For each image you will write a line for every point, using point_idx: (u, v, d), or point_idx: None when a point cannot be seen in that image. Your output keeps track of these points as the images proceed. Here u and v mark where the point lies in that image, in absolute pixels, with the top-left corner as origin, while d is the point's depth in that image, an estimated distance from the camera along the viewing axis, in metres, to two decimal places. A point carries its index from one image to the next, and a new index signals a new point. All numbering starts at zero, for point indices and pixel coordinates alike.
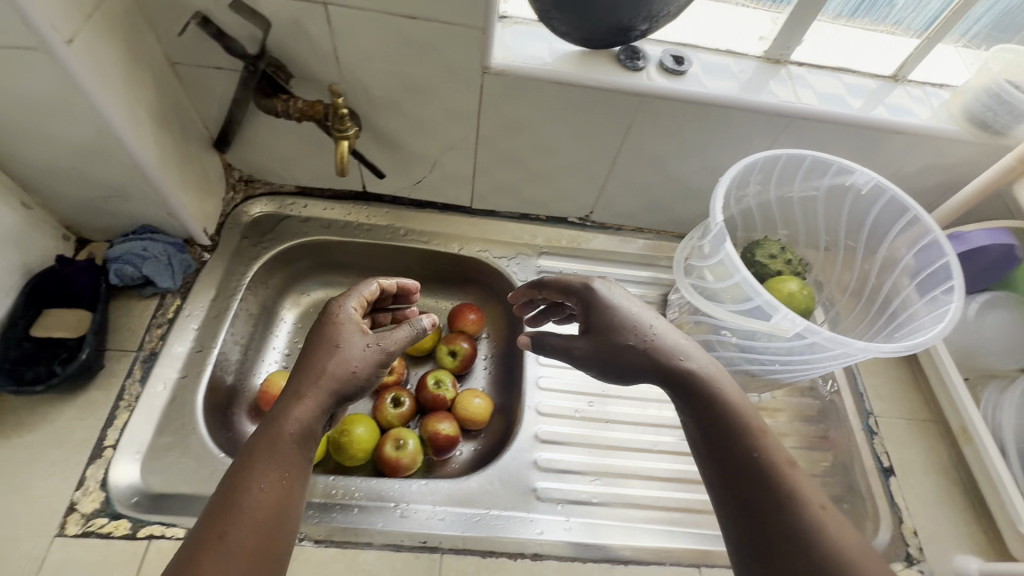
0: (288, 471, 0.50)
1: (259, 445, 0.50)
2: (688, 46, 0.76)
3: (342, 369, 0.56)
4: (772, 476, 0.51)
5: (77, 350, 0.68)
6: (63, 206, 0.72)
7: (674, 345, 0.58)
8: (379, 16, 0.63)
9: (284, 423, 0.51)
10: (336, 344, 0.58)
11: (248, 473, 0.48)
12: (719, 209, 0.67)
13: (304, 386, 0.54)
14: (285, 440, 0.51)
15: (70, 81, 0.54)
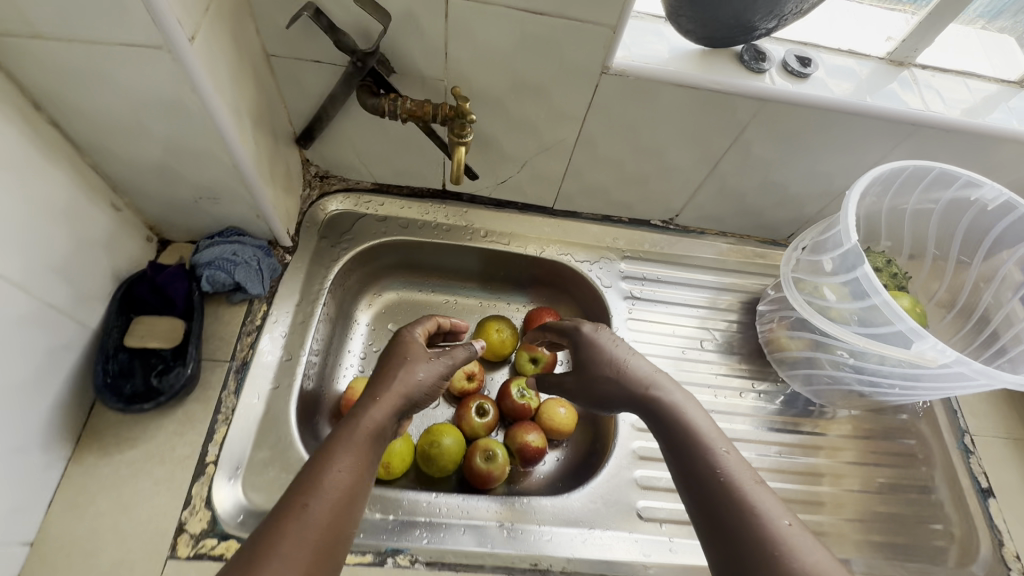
0: (362, 463, 0.51)
1: (338, 436, 0.52)
2: (811, 46, 0.72)
3: (413, 379, 0.59)
4: (740, 495, 0.50)
5: (173, 362, 0.65)
6: (151, 208, 0.68)
7: (646, 375, 0.62)
8: (502, 10, 0.58)
9: (361, 420, 0.54)
10: (410, 358, 0.61)
11: (325, 458, 0.50)
12: (853, 230, 0.66)
13: (384, 388, 0.57)
14: (365, 435, 0.53)
15: (187, 82, 0.50)
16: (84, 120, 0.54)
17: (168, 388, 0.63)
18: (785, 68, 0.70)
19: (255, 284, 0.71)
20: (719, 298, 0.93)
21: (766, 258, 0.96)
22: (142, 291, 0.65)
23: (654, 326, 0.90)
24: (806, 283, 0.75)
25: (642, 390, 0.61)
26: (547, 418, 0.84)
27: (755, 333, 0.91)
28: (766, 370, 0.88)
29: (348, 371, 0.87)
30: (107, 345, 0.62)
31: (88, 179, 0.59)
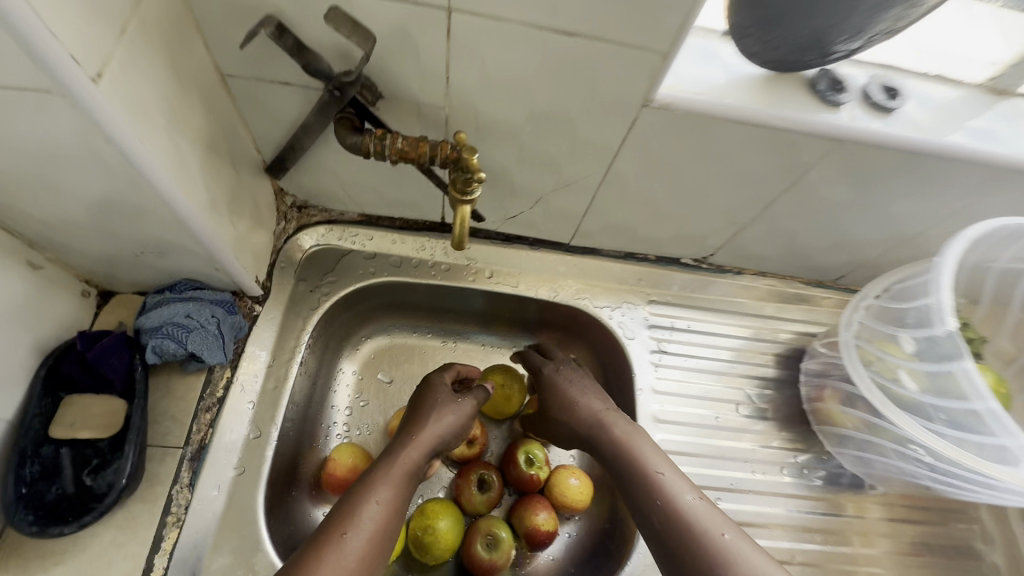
0: (399, 493, 0.61)
1: (378, 469, 0.62)
2: (894, 70, 0.59)
3: (442, 424, 0.68)
4: (682, 519, 0.57)
5: (111, 455, 0.53)
6: (82, 261, 0.56)
7: (597, 414, 0.69)
8: (521, 29, 0.45)
9: (398, 459, 0.64)
10: (438, 409, 0.69)
11: (367, 490, 0.59)
12: (951, 315, 0.54)
13: (420, 427, 0.67)
14: (402, 470, 0.63)
15: (99, 133, 0.37)
16: None
17: (103, 490, 0.52)
18: (867, 99, 0.56)
19: (214, 351, 0.59)
20: (757, 351, 0.81)
21: (811, 302, 0.84)
22: (72, 370, 0.54)
23: (684, 383, 0.77)
24: (868, 348, 0.64)
25: (596, 427, 0.68)
26: (559, 492, 0.74)
27: (798, 394, 0.79)
28: (809, 438, 0.77)
29: (336, 436, 0.76)
30: (24, 442, 0.50)
31: None
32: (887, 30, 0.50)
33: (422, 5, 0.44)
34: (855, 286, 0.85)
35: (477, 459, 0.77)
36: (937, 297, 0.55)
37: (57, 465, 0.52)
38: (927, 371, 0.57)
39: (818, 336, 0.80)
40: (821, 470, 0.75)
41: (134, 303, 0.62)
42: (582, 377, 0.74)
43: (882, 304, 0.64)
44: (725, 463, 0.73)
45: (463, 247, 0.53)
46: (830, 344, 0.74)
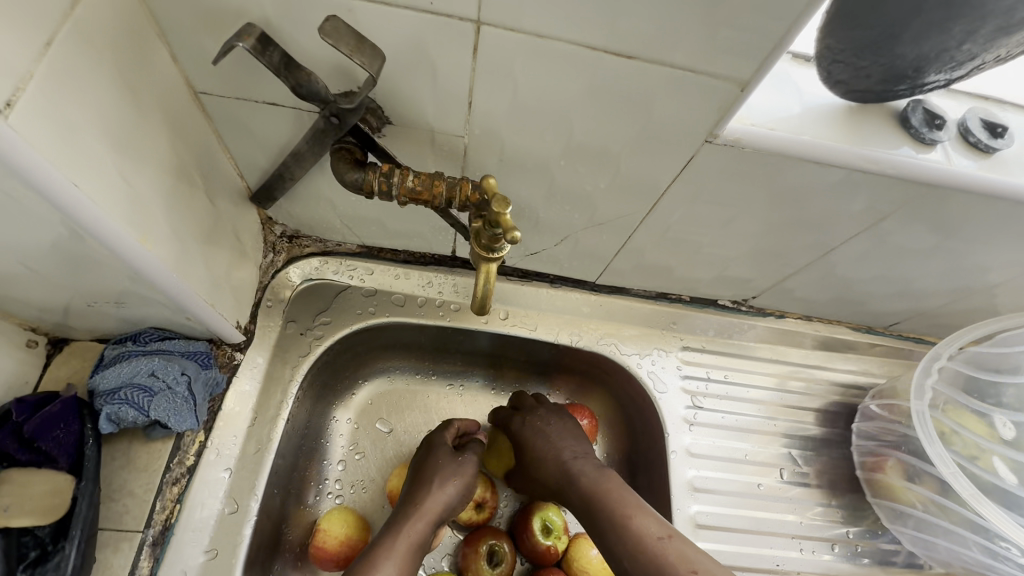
0: (406, 572, 0.52)
1: (382, 544, 0.54)
2: (993, 101, 0.50)
3: (451, 491, 0.59)
4: (666, 572, 0.49)
5: (53, 546, 0.44)
6: (28, 310, 0.47)
7: (563, 463, 0.62)
8: (566, 49, 0.37)
9: (403, 530, 0.55)
10: (447, 472, 0.60)
11: (367, 569, 0.51)
12: None
13: (428, 493, 0.58)
14: (410, 544, 0.54)
15: (18, 178, 0.29)
16: None
17: None
18: (965, 138, 0.48)
19: (184, 417, 0.50)
20: (801, 407, 0.72)
21: (860, 351, 0.75)
22: (5, 444, 0.44)
23: (721, 444, 0.68)
24: (944, 420, 0.57)
25: (563, 478, 0.61)
26: (579, 567, 0.65)
27: (848, 457, 0.70)
28: (860, 510, 0.68)
29: (321, 497, 0.66)
30: None
31: None
32: (998, 56, 0.42)
33: (443, 16, 0.35)
34: (910, 333, 0.76)
35: (485, 524, 0.67)
36: None
37: None
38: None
39: (870, 392, 0.71)
40: (871, 545, 0.66)
41: (91, 353, 0.53)
42: (558, 423, 0.66)
43: (959, 367, 0.58)
44: (768, 539, 0.64)
45: (484, 310, 0.45)
46: (888, 406, 0.65)
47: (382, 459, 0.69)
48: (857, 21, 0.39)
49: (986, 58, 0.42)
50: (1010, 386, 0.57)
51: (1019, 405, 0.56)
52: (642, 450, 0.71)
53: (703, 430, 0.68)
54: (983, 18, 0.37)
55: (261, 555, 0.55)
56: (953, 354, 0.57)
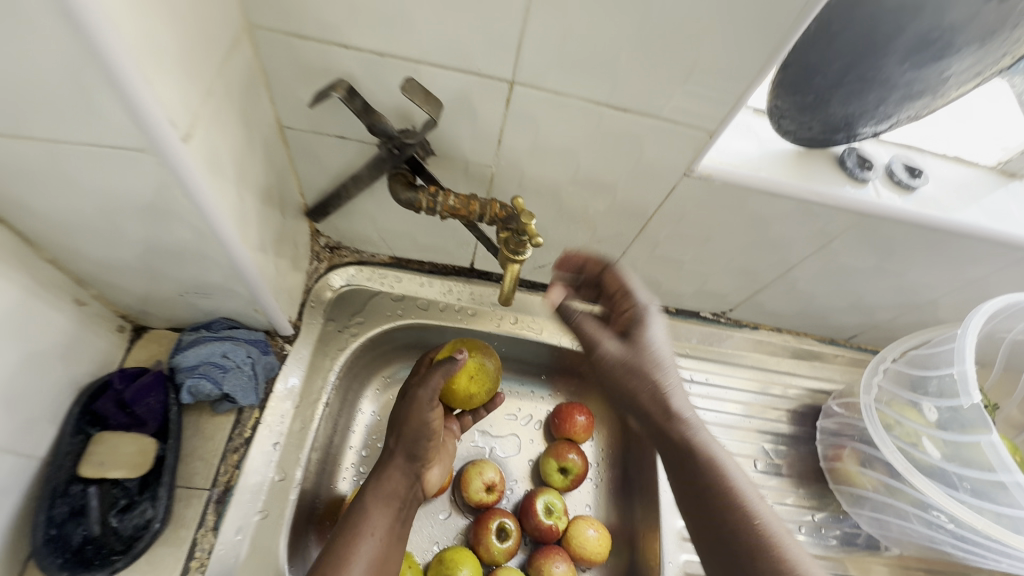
0: (391, 524, 0.58)
1: (363, 502, 0.58)
2: (914, 149, 0.64)
3: (416, 441, 0.61)
4: (739, 535, 0.43)
5: (139, 496, 0.53)
6: (125, 297, 0.56)
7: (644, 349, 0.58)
8: (577, 102, 0.48)
9: (381, 487, 0.59)
10: (407, 422, 0.62)
11: (357, 528, 0.56)
12: (975, 390, 0.58)
13: (395, 450, 0.62)
14: (388, 497, 0.59)
15: (179, 188, 0.39)
16: (43, 217, 0.43)
17: (129, 532, 0.51)
18: (890, 177, 0.60)
19: (247, 393, 0.60)
20: (774, 407, 0.81)
21: (825, 360, 0.86)
22: (106, 407, 0.54)
23: None
24: (888, 412, 0.67)
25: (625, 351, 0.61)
26: (577, 545, 0.73)
27: (814, 451, 0.79)
28: (826, 498, 0.76)
29: (342, 481, 0.72)
30: (54, 480, 0.50)
31: (45, 277, 0.48)
32: (913, 113, 0.53)
33: (486, 77, 0.47)
34: (867, 345, 0.87)
35: (494, 507, 0.75)
36: (963, 368, 0.59)
37: (84, 505, 0.50)
38: (950, 438, 0.60)
39: (832, 395, 0.81)
40: (836, 529, 0.74)
41: (166, 339, 0.62)
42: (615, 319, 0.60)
43: (901, 368, 0.67)
44: None
45: (509, 303, 0.56)
46: (846, 404, 0.75)
47: None
48: (797, 87, 0.51)
49: (900, 117, 0.54)
50: (935, 378, 0.63)
51: (942, 393, 0.62)
52: (630, 445, 0.81)
53: None
54: (890, 88, 0.49)
55: (296, 533, 0.61)
56: (895, 359, 0.68)
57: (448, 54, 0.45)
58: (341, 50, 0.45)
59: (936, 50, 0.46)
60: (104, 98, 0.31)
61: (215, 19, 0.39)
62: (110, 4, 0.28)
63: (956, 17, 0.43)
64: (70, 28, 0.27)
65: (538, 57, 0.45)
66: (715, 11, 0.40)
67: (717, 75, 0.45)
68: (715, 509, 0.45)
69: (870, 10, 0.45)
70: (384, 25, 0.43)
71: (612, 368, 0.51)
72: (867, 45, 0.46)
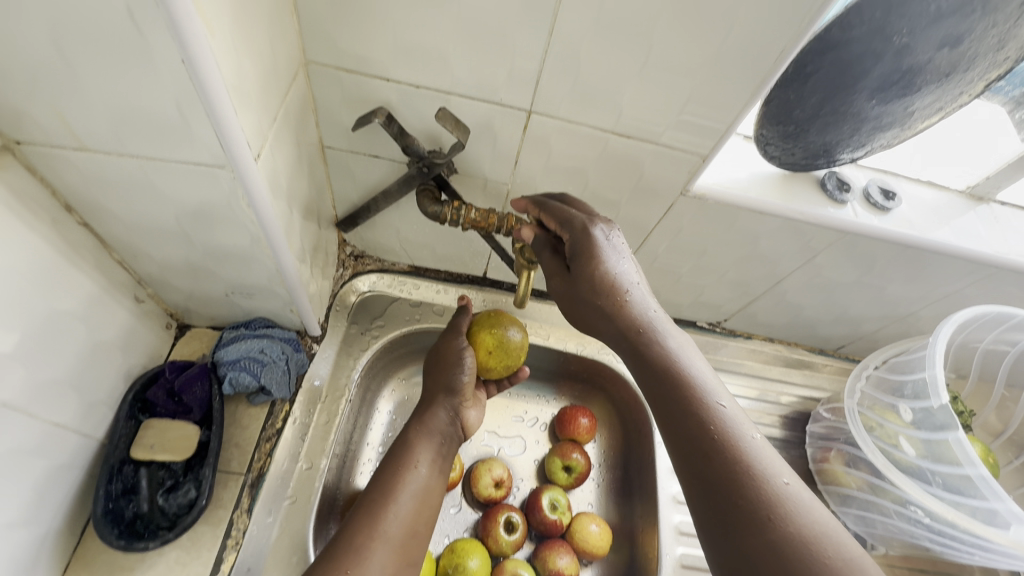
0: (435, 456, 0.62)
1: (408, 437, 0.63)
2: (889, 173, 0.70)
3: (454, 381, 0.68)
4: (731, 479, 0.39)
5: (183, 477, 0.58)
6: (175, 296, 0.62)
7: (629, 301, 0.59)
8: (586, 129, 0.55)
9: (425, 424, 0.65)
10: (446, 365, 0.69)
11: (404, 457, 0.61)
12: (942, 391, 0.63)
13: (436, 391, 0.68)
14: (430, 433, 0.64)
15: (245, 199, 0.45)
16: (122, 221, 0.49)
17: (174, 510, 0.56)
18: (867, 199, 0.66)
19: (281, 386, 0.65)
20: (768, 413, 0.86)
21: (815, 369, 0.91)
22: (157, 395, 0.59)
23: None
24: (870, 414, 0.72)
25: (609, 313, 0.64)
26: (580, 538, 0.77)
27: (805, 455, 0.84)
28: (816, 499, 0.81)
29: (359, 476, 0.76)
30: (112, 459, 0.55)
31: (114, 276, 0.54)
32: (885, 142, 0.60)
33: (507, 106, 0.54)
34: (855, 356, 0.92)
35: (502, 502, 0.80)
36: (933, 372, 0.64)
37: (135, 484, 0.56)
38: (924, 437, 0.65)
39: (822, 401, 0.86)
40: None
41: (207, 336, 0.68)
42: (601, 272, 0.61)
43: (882, 374, 0.73)
44: None
45: (523, 307, 0.63)
46: (833, 409, 0.80)
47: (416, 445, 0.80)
48: (779, 119, 0.58)
49: (874, 145, 0.60)
50: (910, 382, 0.68)
51: (917, 395, 0.67)
52: (632, 446, 0.86)
53: None
54: (861, 120, 0.56)
55: (320, 520, 0.66)
56: (878, 366, 0.74)
57: (475, 86, 0.52)
58: (382, 82, 0.52)
59: (899, 89, 0.53)
60: (199, 125, 0.38)
61: (281, 56, 0.46)
62: (217, 53, 0.34)
63: (914, 61, 0.50)
64: (186, 72, 0.34)
65: (553, 90, 0.52)
66: (706, 53, 0.47)
67: (709, 106, 0.51)
68: (703, 453, 0.41)
69: (838, 55, 0.51)
70: (421, 62, 0.50)
71: (590, 294, 0.52)
72: (839, 84, 0.53)
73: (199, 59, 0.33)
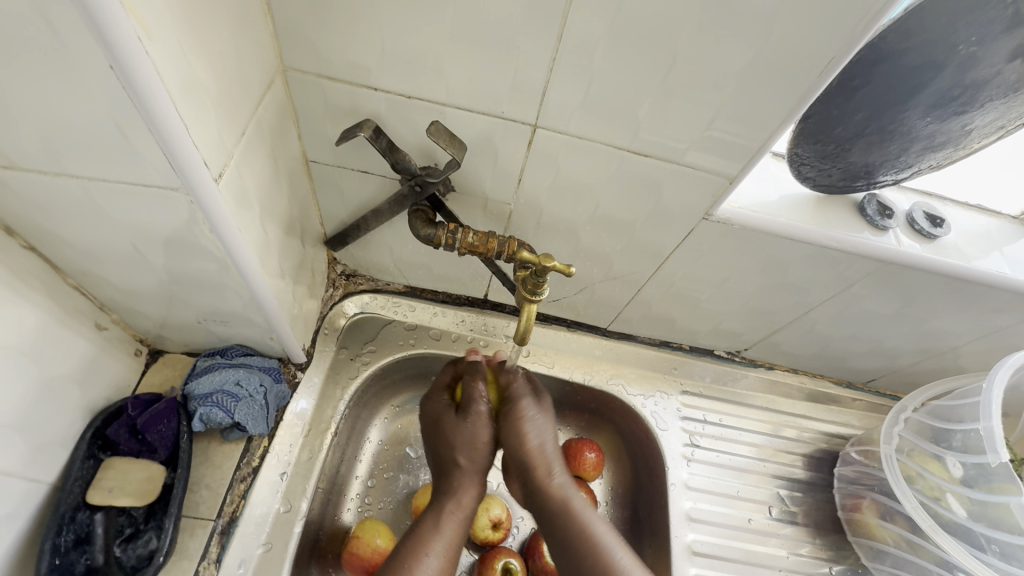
0: (455, 544, 0.58)
1: (427, 523, 0.58)
2: (935, 196, 0.64)
3: (477, 455, 0.60)
4: None
5: (145, 525, 0.53)
6: (144, 322, 0.57)
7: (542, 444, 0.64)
8: (597, 145, 0.49)
9: (449, 507, 0.59)
10: (463, 437, 0.61)
11: (422, 546, 0.56)
12: (1002, 449, 0.57)
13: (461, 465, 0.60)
14: (456, 515, 0.59)
15: (206, 224, 0.40)
16: (73, 243, 0.44)
17: (132, 563, 0.51)
18: (911, 226, 0.59)
19: (258, 422, 0.59)
20: (789, 451, 0.78)
21: (842, 404, 0.83)
22: (118, 433, 0.54)
23: (717, 480, 0.74)
24: (910, 463, 0.65)
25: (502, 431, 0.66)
26: None
27: (831, 499, 0.76)
28: (842, 549, 0.73)
29: (347, 512, 0.69)
30: (62, 507, 0.49)
31: (68, 303, 0.49)
32: (932, 163, 0.53)
33: (509, 120, 0.48)
34: (886, 390, 0.85)
35: (499, 545, 0.73)
36: (989, 425, 0.59)
37: (89, 533, 0.50)
38: (975, 497, 0.59)
39: (850, 440, 0.78)
40: None
41: (180, 363, 0.62)
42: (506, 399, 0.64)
43: (922, 418, 0.66)
44: (759, 571, 0.70)
45: (526, 342, 0.55)
46: (865, 452, 0.73)
47: (410, 483, 0.73)
48: (818, 137, 0.52)
49: (921, 167, 0.54)
50: (959, 433, 0.62)
51: (967, 448, 0.61)
52: (642, 487, 0.77)
53: (701, 466, 0.75)
54: (912, 139, 0.49)
55: (299, 567, 0.59)
56: (916, 408, 0.68)
57: (473, 98, 0.46)
58: (369, 91, 0.47)
59: (958, 105, 0.46)
60: (143, 143, 0.33)
61: (251, 64, 0.40)
62: (158, 60, 0.30)
63: (979, 74, 0.44)
64: (118, 82, 0.29)
65: (562, 102, 0.46)
66: (738, 63, 0.41)
67: (739, 122, 0.45)
68: None
69: (889, 67, 0.45)
70: (413, 70, 0.44)
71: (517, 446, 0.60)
72: (890, 99, 0.47)
73: (133, 65, 0.28)
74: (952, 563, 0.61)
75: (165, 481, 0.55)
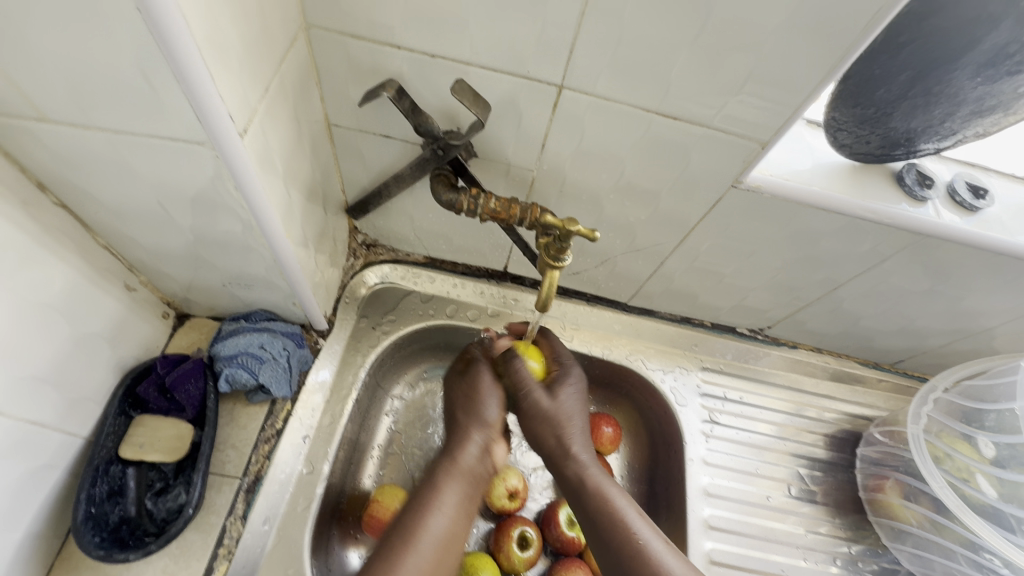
0: (460, 505, 0.53)
1: (431, 479, 0.54)
2: (978, 168, 0.61)
3: (485, 416, 0.58)
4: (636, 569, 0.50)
5: (174, 480, 0.55)
6: (171, 284, 0.58)
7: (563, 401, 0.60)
8: (623, 109, 0.48)
9: (456, 464, 0.55)
10: (477, 394, 0.60)
11: (427, 502, 0.52)
12: None
13: (468, 422, 0.58)
14: (459, 473, 0.54)
15: (230, 181, 0.41)
16: (103, 199, 0.45)
17: (162, 516, 0.53)
18: (952, 197, 0.57)
19: (281, 385, 0.60)
20: (810, 431, 0.77)
21: (867, 384, 0.81)
22: (147, 392, 0.55)
23: (736, 457, 0.74)
24: (938, 443, 0.64)
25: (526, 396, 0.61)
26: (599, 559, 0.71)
27: (853, 480, 0.75)
28: (863, 529, 0.72)
29: (367, 478, 0.70)
30: (97, 459, 0.51)
31: (99, 262, 0.51)
32: (981, 129, 0.50)
33: (534, 80, 0.47)
34: (915, 371, 0.83)
35: (515, 514, 0.73)
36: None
37: (122, 485, 0.52)
38: (1006, 478, 0.59)
39: (875, 421, 0.77)
40: (874, 563, 0.70)
41: (207, 327, 0.63)
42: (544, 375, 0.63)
43: (952, 399, 0.66)
44: (776, 546, 0.69)
45: (546, 310, 0.54)
46: (890, 433, 0.72)
47: (428, 451, 0.74)
48: (857, 99, 0.50)
49: (966, 134, 0.51)
50: (992, 412, 0.63)
51: (1001, 428, 0.62)
52: (660, 462, 0.77)
53: (719, 442, 0.74)
54: (958, 102, 0.47)
55: (322, 528, 0.60)
56: (946, 389, 0.67)
57: (498, 57, 0.45)
58: (392, 51, 0.46)
59: (1013, 64, 0.44)
60: (169, 94, 0.34)
61: (275, 17, 0.40)
62: (184, 7, 0.30)
63: None
64: (143, 24, 0.29)
65: (590, 61, 0.44)
66: (775, 20, 0.39)
67: (773, 84, 0.43)
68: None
69: (940, 21, 0.43)
70: (437, 27, 0.43)
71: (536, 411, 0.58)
72: (937, 57, 0.44)
73: (159, 7, 0.29)
74: (980, 546, 0.60)
75: (193, 439, 0.56)
